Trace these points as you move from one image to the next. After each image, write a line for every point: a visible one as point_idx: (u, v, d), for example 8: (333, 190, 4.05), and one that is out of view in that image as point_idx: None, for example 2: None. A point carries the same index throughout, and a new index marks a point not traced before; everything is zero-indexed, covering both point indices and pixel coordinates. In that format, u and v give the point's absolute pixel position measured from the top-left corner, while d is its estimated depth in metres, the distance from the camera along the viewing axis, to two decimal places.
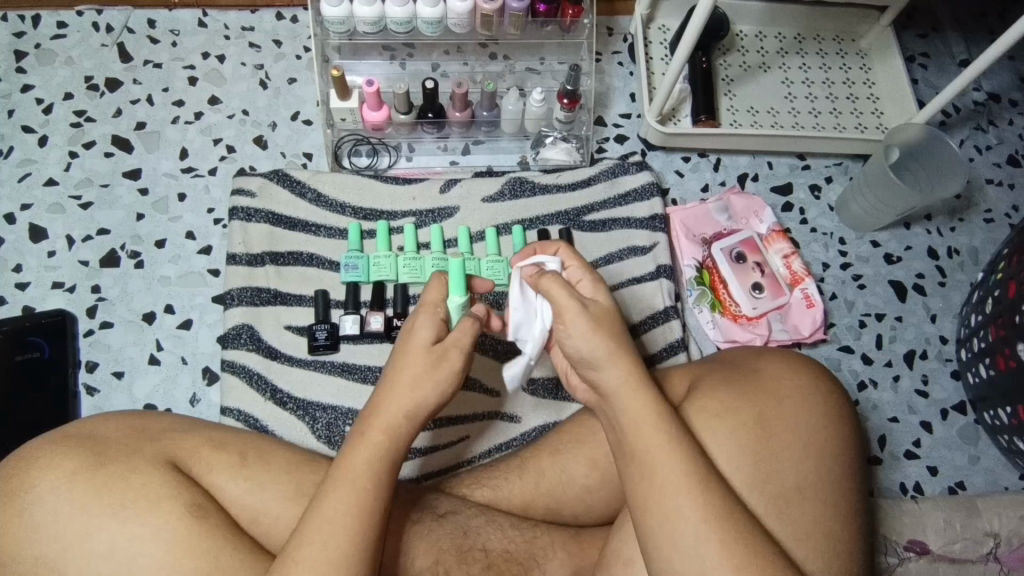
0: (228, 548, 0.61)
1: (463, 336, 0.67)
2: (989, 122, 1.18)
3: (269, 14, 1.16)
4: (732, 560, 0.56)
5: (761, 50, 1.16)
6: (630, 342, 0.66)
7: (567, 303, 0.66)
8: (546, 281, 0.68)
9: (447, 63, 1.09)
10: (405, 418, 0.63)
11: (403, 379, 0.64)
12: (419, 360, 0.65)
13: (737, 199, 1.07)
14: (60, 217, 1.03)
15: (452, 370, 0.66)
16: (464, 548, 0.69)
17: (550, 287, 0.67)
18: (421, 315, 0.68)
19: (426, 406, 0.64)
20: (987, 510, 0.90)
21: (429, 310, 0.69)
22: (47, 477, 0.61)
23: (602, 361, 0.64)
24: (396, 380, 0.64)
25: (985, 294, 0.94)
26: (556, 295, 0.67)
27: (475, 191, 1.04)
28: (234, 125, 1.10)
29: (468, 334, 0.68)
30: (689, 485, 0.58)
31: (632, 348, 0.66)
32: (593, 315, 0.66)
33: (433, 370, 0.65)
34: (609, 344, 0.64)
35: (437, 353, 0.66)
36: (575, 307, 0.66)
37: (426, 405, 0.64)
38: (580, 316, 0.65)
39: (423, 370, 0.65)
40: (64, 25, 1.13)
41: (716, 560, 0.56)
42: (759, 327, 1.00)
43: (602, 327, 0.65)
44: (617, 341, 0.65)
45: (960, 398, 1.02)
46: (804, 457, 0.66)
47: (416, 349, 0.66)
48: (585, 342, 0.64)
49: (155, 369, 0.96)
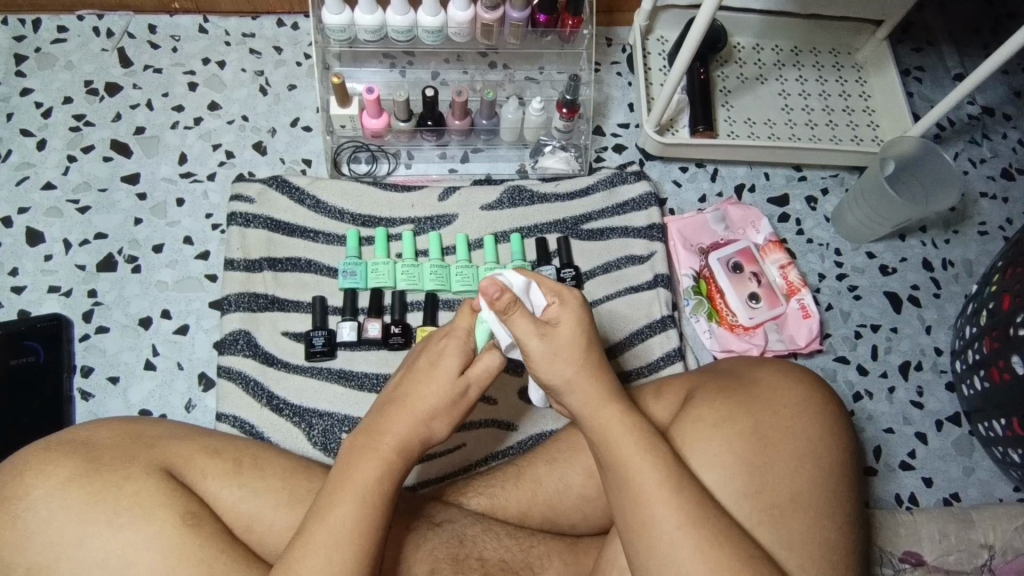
0: (222, 556, 0.60)
1: (482, 372, 0.66)
2: (983, 136, 1.19)
3: (269, 20, 1.17)
4: (709, 564, 0.57)
5: (758, 62, 1.17)
6: (602, 360, 0.65)
7: (525, 336, 0.63)
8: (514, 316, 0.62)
9: (447, 72, 1.10)
10: (421, 439, 0.64)
11: (420, 405, 0.64)
12: (437, 386, 0.64)
13: (734, 210, 1.08)
14: (58, 221, 1.03)
15: (469, 401, 0.67)
16: (459, 557, 0.69)
17: (512, 322, 0.62)
18: (448, 340, 0.67)
19: (443, 426, 0.65)
20: (982, 521, 0.90)
21: (458, 336, 0.67)
22: (42, 484, 0.60)
23: (573, 378, 0.63)
24: (405, 405, 0.64)
25: (980, 306, 0.95)
26: (517, 329, 0.63)
27: (474, 199, 1.04)
28: (234, 130, 1.10)
29: (489, 368, 0.66)
30: (663, 493, 0.59)
31: (603, 365, 0.65)
32: (557, 340, 0.64)
33: (454, 400, 0.65)
34: (581, 361, 0.64)
35: (461, 383, 0.65)
36: (534, 337, 0.63)
37: (430, 417, 0.64)
38: (540, 342, 0.63)
39: (429, 390, 0.64)
40: (64, 29, 1.13)
41: (695, 562, 0.57)
42: (756, 337, 1.01)
43: (563, 354, 0.63)
44: (584, 362, 0.64)
45: (955, 410, 1.03)
46: (799, 470, 0.66)
47: (440, 376, 0.65)
48: (549, 370, 0.63)
49: (151, 374, 0.96)
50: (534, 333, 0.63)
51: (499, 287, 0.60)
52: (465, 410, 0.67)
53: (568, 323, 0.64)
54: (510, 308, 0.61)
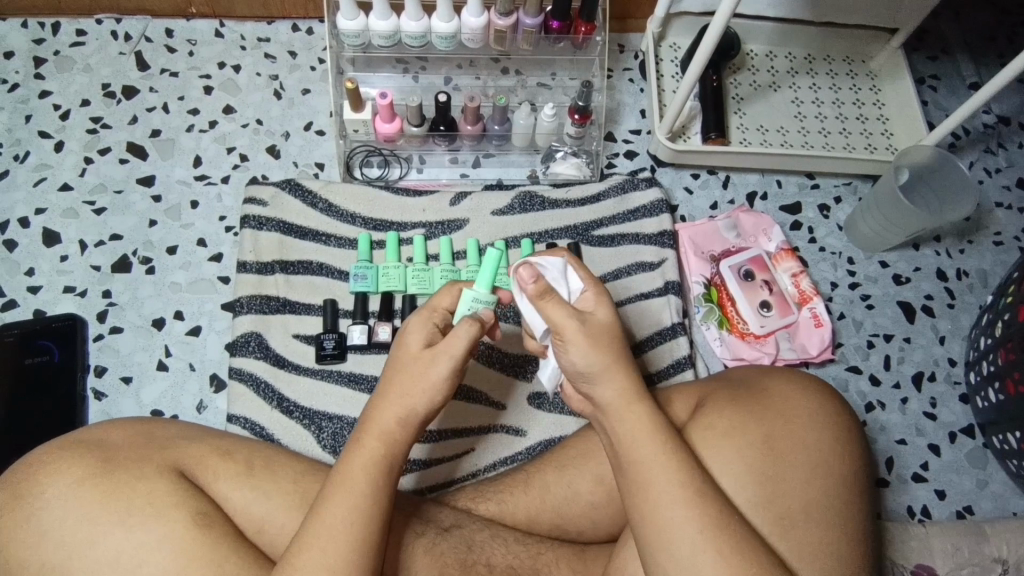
0: (232, 557, 0.60)
1: (455, 343, 0.65)
2: (999, 145, 1.18)
3: (284, 25, 1.18)
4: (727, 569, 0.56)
5: (771, 70, 1.17)
6: (631, 359, 0.65)
7: (563, 321, 0.63)
8: (546, 303, 0.64)
9: (460, 77, 1.11)
10: (401, 422, 0.64)
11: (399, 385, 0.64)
12: (414, 361, 0.65)
13: (746, 217, 1.07)
14: (74, 222, 1.04)
15: (440, 371, 0.64)
16: (467, 562, 0.68)
17: (547, 307, 0.64)
18: (415, 320, 0.69)
19: (423, 406, 0.64)
20: (995, 535, 0.89)
21: (438, 315, 0.70)
22: (56, 482, 0.61)
23: (600, 373, 0.63)
24: (388, 386, 0.65)
25: (995, 317, 0.94)
26: (552, 316, 0.63)
27: (485, 204, 1.05)
28: (248, 134, 1.11)
29: (461, 337, 0.65)
30: (684, 498, 0.59)
31: (631, 363, 0.65)
32: (591, 330, 0.64)
33: (422, 372, 0.65)
34: (612, 355, 0.64)
35: (426, 353, 0.66)
36: (569, 321, 0.63)
37: (416, 407, 0.64)
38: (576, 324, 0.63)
39: (406, 375, 0.65)
40: (83, 33, 1.14)
41: (713, 567, 0.56)
42: (767, 345, 1.00)
43: (597, 343, 0.64)
44: (614, 354, 0.64)
45: (969, 422, 1.01)
46: (810, 482, 0.66)
47: (406, 353, 0.66)
48: (582, 355, 0.63)
49: (163, 375, 0.96)
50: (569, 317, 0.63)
51: (533, 274, 0.63)
52: (443, 385, 0.65)
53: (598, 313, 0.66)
54: (543, 295, 0.63)
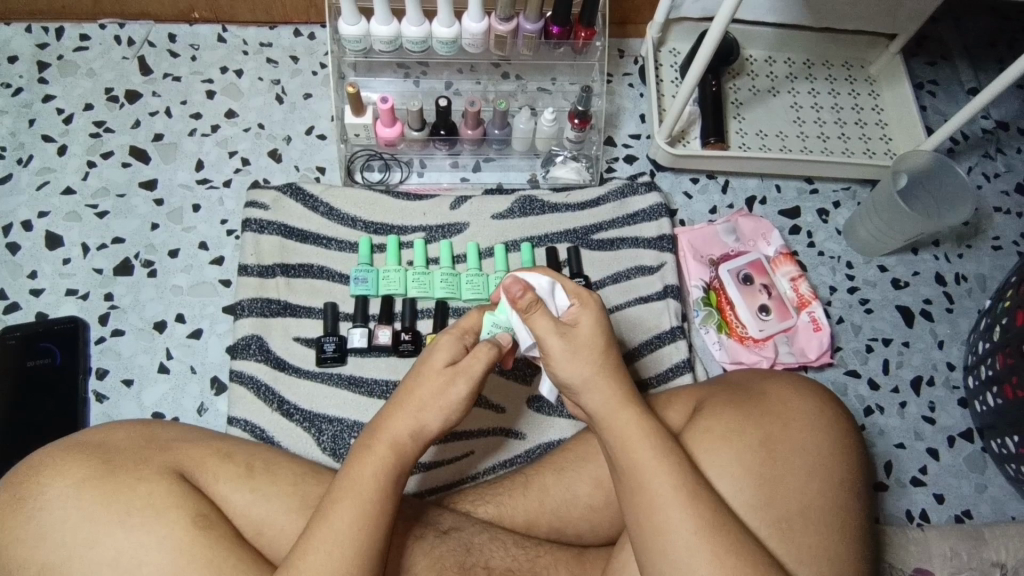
0: (231, 558, 0.61)
1: (476, 363, 0.66)
2: (998, 150, 1.19)
3: (287, 30, 1.18)
4: (725, 570, 0.57)
5: (770, 75, 1.17)
6: (620, 365, 0.66)
7: (545, 334, 0.65)
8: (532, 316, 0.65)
9: (460, 82, 1.12)
10: (413, 436, 0.64)
11: (415, 397, 0.65)
12: (433, 377, 0.65)
13: (745, 221, 1.08)
14: (76, 225, 1.04)
15: (462, 393, 0.65)
16: (466, 565, 0.68)
17: (532, 320, 0.65)
18: (448, 337, 0.68)
19: (435, 418, 0.65)
20: (994, 539, 0.89)
21: (465, 334, 0.69)
22: (57, 484, 0.61)
23: (588, 379, 0.64)
24: (404, 401, 0.65)
25: (993, 321, 0.94)
26: (536, 329, 0.65)
27: (485, 208, 1.05)
28: (249, 138, 1.11)
29: (482, 359, 0.66)
30: (681, 498, 0.59)
31: (621, 371, 0.66)
32: (572, 342, 0.65)
33: (443, 390, 0.65)
34: (599, 364, 0.65)
35: (448, 372, 0.66)
36: (551, 335, 0.65)
37: (422, 415, 0.65)
38: (558, 339, 0.65)
39: (432, 390, 0.65)
40: (87, 38, 1.15)
41: (710, 567, 0.57)
42: (766, 349, 1.01)
43: (581, 354, 0.65)
44: (596, 363, 0.65)
45: (967, 426, 1.02)
46: (807, 485, 0.66)
47: (430, 367, 0.66)
48: (563, 368, 0.65)
49: (164, 378, 0.97)
50: (552, 332, 0.65)
51: (519, 286, 0.65)
52: (459, 406, 0.66)
53: (585, 326, 0.66)
54: (532, 306, 0.65)
